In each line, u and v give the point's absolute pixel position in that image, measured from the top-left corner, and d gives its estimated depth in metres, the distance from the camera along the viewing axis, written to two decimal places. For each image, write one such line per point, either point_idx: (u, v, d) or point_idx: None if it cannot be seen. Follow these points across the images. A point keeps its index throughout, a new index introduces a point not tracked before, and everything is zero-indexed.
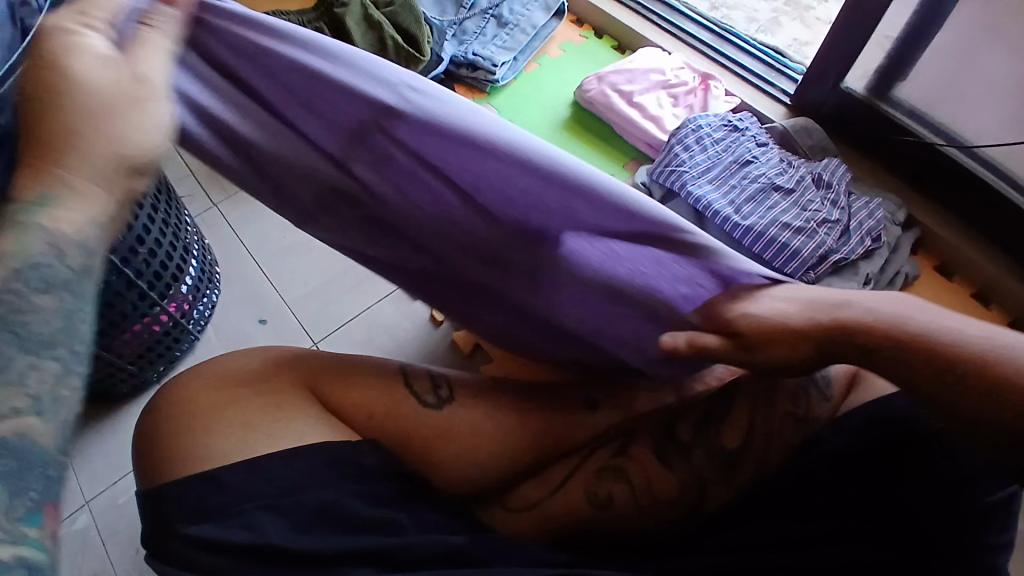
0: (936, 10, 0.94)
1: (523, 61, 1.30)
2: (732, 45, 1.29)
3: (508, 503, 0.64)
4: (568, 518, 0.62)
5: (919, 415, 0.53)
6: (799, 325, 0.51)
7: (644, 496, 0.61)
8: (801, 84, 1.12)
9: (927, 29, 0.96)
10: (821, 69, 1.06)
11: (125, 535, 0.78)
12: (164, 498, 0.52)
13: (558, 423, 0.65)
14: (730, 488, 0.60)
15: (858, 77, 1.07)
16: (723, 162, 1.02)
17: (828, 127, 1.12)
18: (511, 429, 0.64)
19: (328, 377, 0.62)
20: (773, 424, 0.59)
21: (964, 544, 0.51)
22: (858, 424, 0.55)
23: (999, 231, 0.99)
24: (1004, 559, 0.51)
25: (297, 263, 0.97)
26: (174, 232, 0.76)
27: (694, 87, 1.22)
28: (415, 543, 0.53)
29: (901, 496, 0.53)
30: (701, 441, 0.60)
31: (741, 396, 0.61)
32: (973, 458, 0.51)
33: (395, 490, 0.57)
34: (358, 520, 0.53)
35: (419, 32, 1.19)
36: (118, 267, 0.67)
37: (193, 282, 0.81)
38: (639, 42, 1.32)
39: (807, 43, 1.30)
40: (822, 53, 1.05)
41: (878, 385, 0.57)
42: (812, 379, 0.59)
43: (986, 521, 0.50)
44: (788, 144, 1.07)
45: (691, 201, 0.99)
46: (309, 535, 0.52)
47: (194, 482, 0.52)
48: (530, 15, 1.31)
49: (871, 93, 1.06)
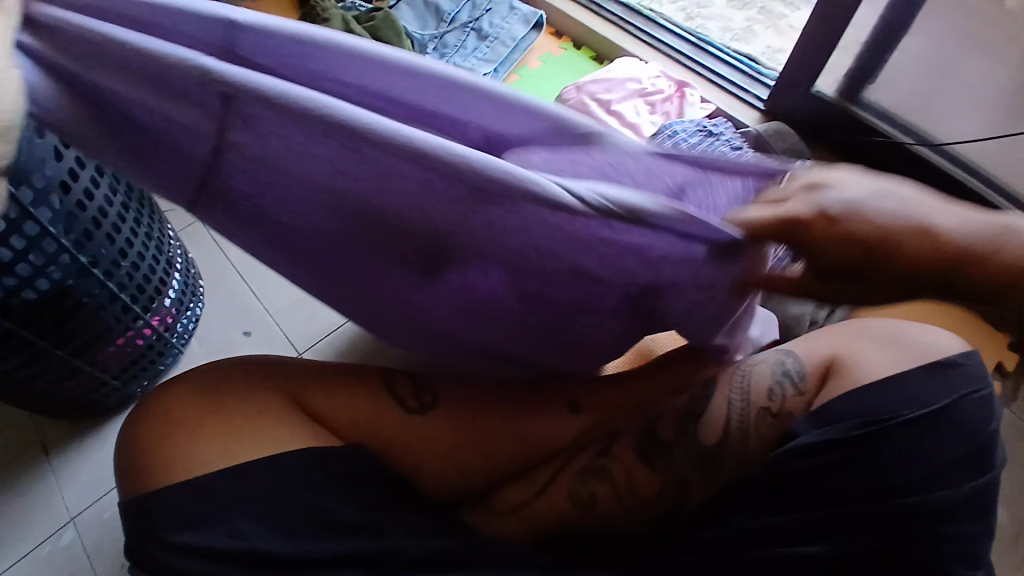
0: (905, 12, 0.95)
1: (503, 73, 1.31)
2: (708, 54, 1.30)
3: (494, 507, 0.64)
4: (552, 518, 0.62)
5: (891, 410, 0.55)
6: (851, 215, 0.42)
7: (627, 495, 0.62)
8: (775, 91, 1.13)
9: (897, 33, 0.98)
10: (794, 76, 1.08)
11: (111, 550, 0.78)
12: (148, 508, 0.52)
13: (541, 425, 0.64)
14: (711, 485, 0.61)
15: (829, 81, 1.08)
16: None
17: (802, 131, 1.13)
18: (495, 431, 0.64)
19: (310, 384, 0.61)
20: (750, 420, 0.60)
21: (932, 531, 0.53)
22: (837, 415, 0.56)
23: None
24: (965, 548, 0.53)
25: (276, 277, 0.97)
26: (157, 246, 0.77)
27: (671, 94, 1.22)
28: (400, 546, 0.54)
29: (886, 486, 0.53)
30: (682, 439, 0.61)
31: (720, 393, 0.61)
32: (935, 450, 0.54)
33: (379, 494, 0.57)
34: (344, 524, 0.54)
35: (400, 46, 1.20)
36: (102, 280, 0.68)
37: (176, 295, 0.82)
38: (617, 52, 1.34)
39: (779, 52, 1.31)
40: (794, 58, 1.06)
41: (854, 376, 0.58)
42: (787, 374, 0.60)
43: (948, 510, 0.53)
44: (763, 148, 1.06)
45: None
46: (294, 539, 0.52)
47: (176, 490, 0.52)
48: (509, 29, 1.33)
49: (843, 96, 1.07)
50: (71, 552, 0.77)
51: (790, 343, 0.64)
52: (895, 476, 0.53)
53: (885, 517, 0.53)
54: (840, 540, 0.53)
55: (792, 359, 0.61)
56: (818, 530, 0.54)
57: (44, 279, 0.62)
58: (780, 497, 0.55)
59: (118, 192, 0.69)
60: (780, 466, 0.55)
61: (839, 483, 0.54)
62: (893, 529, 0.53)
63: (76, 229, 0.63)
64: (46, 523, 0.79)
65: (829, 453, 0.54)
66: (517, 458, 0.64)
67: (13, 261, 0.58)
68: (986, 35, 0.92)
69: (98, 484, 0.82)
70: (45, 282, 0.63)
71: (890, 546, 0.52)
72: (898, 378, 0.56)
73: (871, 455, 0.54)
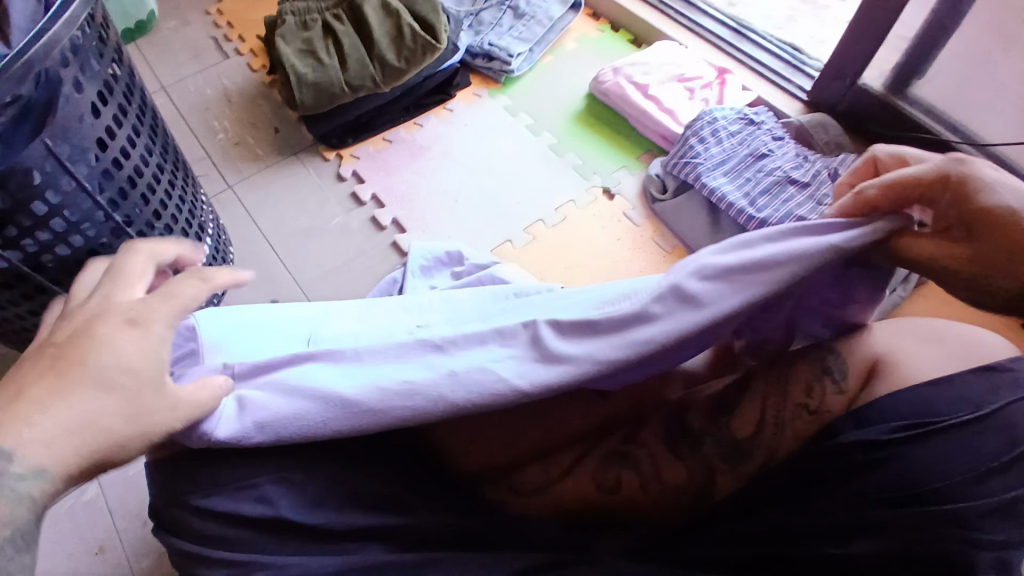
0: (956, 6, 0.95)
1: (539, 52, 1.29)
2: (750, 42, 1.27)
3: (518, 487, 0.62)
4: (578, 502, 0.62)
5: (924, 409, 0.54)
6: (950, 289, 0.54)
7: (653, 482, 0.61)
8: (817, 80, 1.15)
9: (946, 24, 0.98)
10: (838, 68, 1.10)
11: (136, 508, 0.78)
12: (177, 469, 0.51)
13: (570, 407, 0.63)
14: (738, 478, 0.60)
15: (875, 76, 1.10)
16: (739, 155, 1.06)
17: (842, 123, 1.16)
18: (523, 412, 0.63)
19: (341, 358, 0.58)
20: (785, 413, 0.59)
21: (963, 538, 0.50)
22: (881, 414, 0.55)
23: None
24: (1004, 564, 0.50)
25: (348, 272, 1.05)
26: (190, 210, 0.77)
27: (710, 81, 1.22)
28: (427, 522, 0.54)
29: (913, 486, 0.52)
30: (712, 431, 0.61)
31: (756, 386, 0.61)
32: (976, 457, 0.52)
33: (399, 471, 0.57)
34: (371, 497, 0.54)
35: (437, 20, 1.16)
36: (136, 241, 0.68)
37: (207, 260, 0.82)
38: (656, 36, 1.32)
39: (825, 41, 1.26)
40: (840, 48, 1.08)
41: (902, 373, 0.57)
42: (828, 369, 0.59)
43: (987, 520, 0.50)
44: (805, 139, 1.09)
45: (707, 192, 1.04)
46: (322, 509, 0.52)
47: (202, 455, 0.51)
48: (546, 7, 1.31)
49: (888, 89, 1.09)
50: (95, 507, 0.78)
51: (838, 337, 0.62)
52: (934, 480, 0.51)
53: (919, 521, 0.51)
54: (875, 540, 0.52)
55: (835, 355, 0.60)
56: (852, 529, 0.52)
57: (78, 236, 0.62)
58: (811, 493, 0.55)
59: (154, 153, 0.69)
60: (814, 465, 0.55)
61: (874, 483, 0.53)
62: (926, 534, 0.51)
63: (111, 187, 0.64)
64: None
65: (867, 453, 0.53)
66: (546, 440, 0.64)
67: (48, 216, 0.59)
68: None
69: None
70: (79, 240, 0.63)
71: (927, 550, 0.51)
72: (945, 380, 0.55)
73: (909, 457, 0.53)
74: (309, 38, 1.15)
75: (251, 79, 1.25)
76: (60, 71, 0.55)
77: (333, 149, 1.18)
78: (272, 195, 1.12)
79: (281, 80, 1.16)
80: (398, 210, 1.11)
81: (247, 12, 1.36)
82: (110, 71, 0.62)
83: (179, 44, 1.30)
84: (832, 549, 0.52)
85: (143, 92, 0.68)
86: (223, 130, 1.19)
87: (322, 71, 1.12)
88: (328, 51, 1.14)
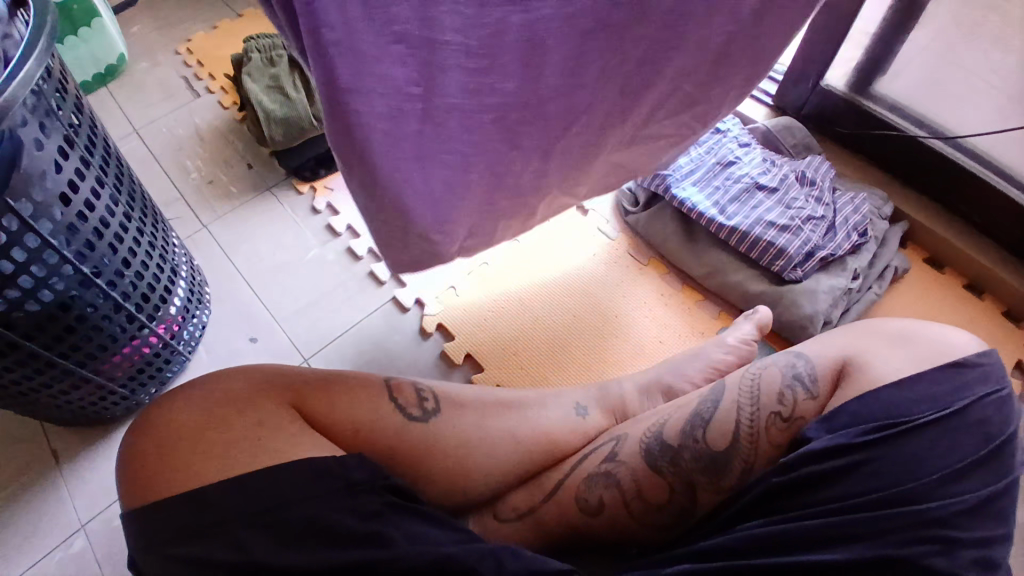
0: (897, 33, 0.88)
1: None
2: None
3: (500, 512, 0.65)
4: (562, 520, 0.63)
5: (891, 409, 0.54)
6: None
7: (634, 499, 0.62)
8: (782, 83, 1.02)
9: (901, 30, 0.88)
10: (803, 69, 0.97)
11: (121, 556, 0.76)
12: (150, 520, 0.51)
13: (549, 429, 0.66)
14: (720, 493, 0.60)
15: (838, 75, 0.97)
16: (707, 164, 0.93)
17: (809, 125, 1.04)
18: (500, 440, 0.64)
19: (311, 394, 0.61)
20: (761, 422, 0.59)
21: (932, 535, 0.50)
22: (850, 419, 0.55)
23: (999, 229, 0.90)
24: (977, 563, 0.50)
25: (307, 276, 0.94)
26: (161, 253, 0.76)
27: None
28: (409, 554, 0.52)
29: (883, 487, 0.52)
30: (689, 445, 0.60)
31: (728, 394, 0.62)
32: (949, 458, 0.52)
33: (382, 503, 0.55)
34: (347, 535, 0.52)
35: None
36: (105, 291, 0.67)
37: (182, 302, 0.81)
38: None
39: None
40: (803, 47, 0.94)
41: (860, 380, 0.58)
42: (799, 378, 0.61)
43: (951, 521, 0.50)
44: (771, 144, 0.96)
45: (683, 206, 0.91)
46: (297, 551, 0.51)
47: (179, 502, 0.51)
48: None
49: (853, 89, 0.97)
50: (83, 562, 0.76)
51: (804, 345, 0.64)
52: (914, 481, 0.51)
53: (898, 524, 0.50)
54: (861, 545, 0.50)
55: (803, 362, 0.62)
56: (840, 534, 0.51)
57: (46, 291, 0.62)
58: (788, 501, 0.54)
59: (120, 202, 0.69)
60: (789, 473, 0.55)
61: (853, 487, 0.52)
62: (905, 534, 0.50)
63: (77, 240, 0.63)
64: (57, 529, 0.77)
65: (840, 456, 0.53)
66: (525, 462, 0.65)
67: (16, 274, 0.58)
68: (996, 24, 0.79)
69: (108, 492, 0.79)
70: (48, 294, 0.62)
71: (907, 552, 0.49)
72: (911, 379, 0.55)
73: (886, 457, 0.52)
74: (276, 74, 0.99)
75: (223, 118, 1.10)
76: (19, 130, 0.54)
77: (306, 182, 1.03)
78: (252, 220, 0.99)
79: (241, 127, 1.09)
80: (352, 216, 0.98)
81: (216, 49, 1.18)
82: (70, 122, 0.61)
83: (149, 84, 1.13)
84: (815, 556, 0.50)
85: (106, 143, 0.68)
86: (195, 169, 1.04)
87: (291, 104, 0.96)
88: (297, 85, 0.99)
